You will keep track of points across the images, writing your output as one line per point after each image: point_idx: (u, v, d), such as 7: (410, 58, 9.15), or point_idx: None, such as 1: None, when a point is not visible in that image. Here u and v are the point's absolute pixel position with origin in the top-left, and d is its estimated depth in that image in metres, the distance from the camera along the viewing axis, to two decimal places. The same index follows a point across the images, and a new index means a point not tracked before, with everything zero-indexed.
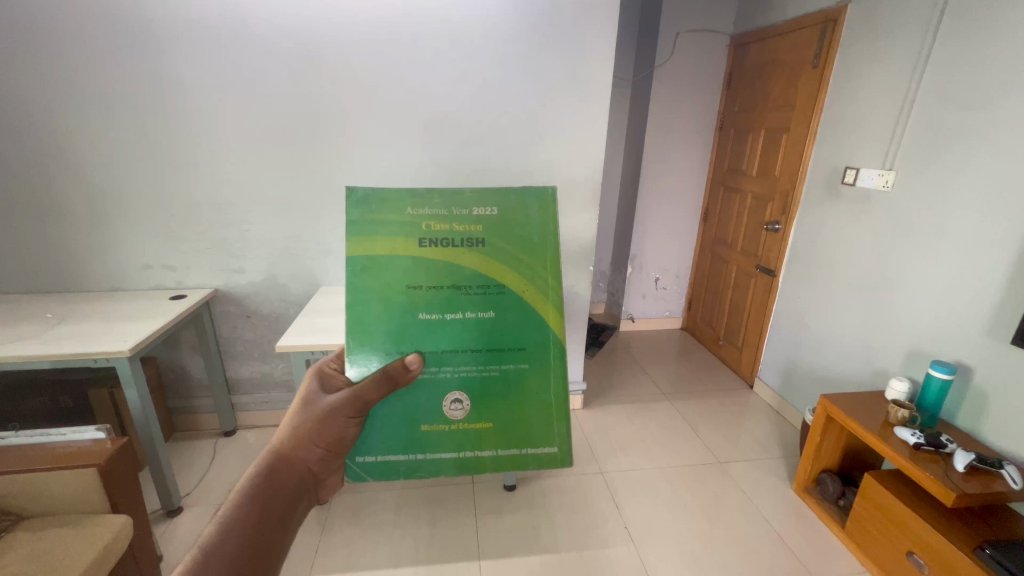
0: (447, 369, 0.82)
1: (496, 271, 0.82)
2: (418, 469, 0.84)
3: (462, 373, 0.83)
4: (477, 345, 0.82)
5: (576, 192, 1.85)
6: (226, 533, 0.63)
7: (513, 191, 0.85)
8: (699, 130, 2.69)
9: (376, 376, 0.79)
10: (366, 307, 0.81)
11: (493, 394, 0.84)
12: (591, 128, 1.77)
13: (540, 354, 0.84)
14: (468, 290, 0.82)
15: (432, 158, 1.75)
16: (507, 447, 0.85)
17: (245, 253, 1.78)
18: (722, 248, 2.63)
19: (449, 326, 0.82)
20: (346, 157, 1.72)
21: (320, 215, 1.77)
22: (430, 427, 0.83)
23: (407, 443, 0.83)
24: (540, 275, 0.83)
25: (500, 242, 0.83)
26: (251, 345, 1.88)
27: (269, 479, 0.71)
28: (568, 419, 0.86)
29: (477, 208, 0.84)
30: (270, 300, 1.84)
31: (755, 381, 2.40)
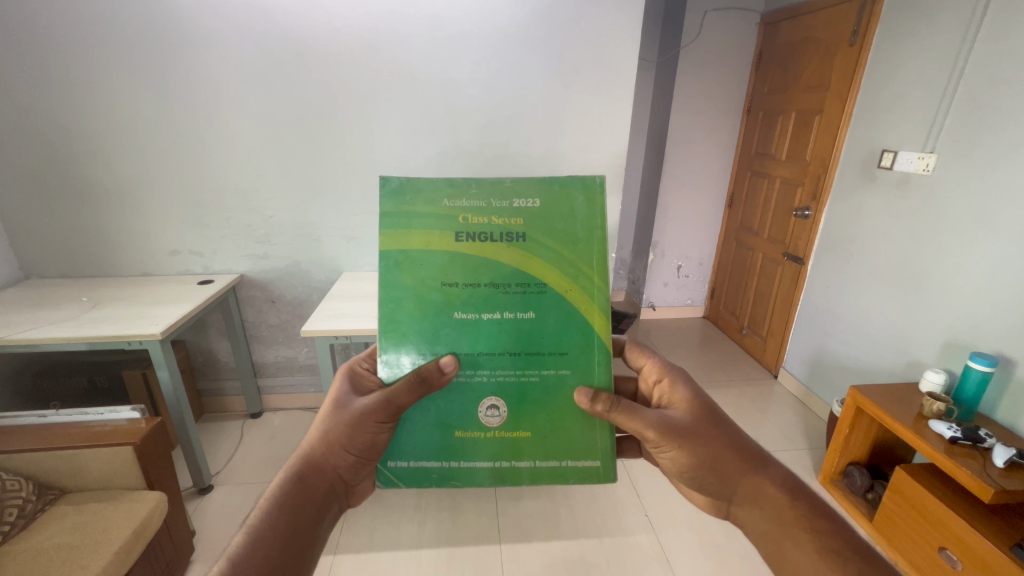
0: (483, 371, 0.83)
1: (537, 269, 0.82)
2: (453, 477, 0.85)
3: (499, 377, 0.84)
4: (515, 347, 0.83)
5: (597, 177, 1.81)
6: (256, 537, 0.71)
7: (557, 181, 0.83)
8: (726, 113, 2.60)
9: (409, 378, 0.80)
10: (399, 304, 0.81)
11: (530, 401, 0.85)
12: (612, 112, 1.73)
13: (582, 359, 0.83)
14: (507, 288, 0.82)
15: (451, 143, 1.74)
16: (544, 457, 0.86)
17: (269, 238, 1.80)
18: (748, 235, 2.56)
19: (486, 327, 0.82)
20: (366, 143, 1.71)
21: (341, 201, 1.78)
22: (466, 433, 0.85)
23: (442, 449, 0.85)
24: (583, 273, 0.82)
25: (543, 236, 0.82)
26: (276, 330, 1.91)
27: (299, 485, 0.78)
28: (612, 432, 0.87)
29: (517, 200, 0.83)
30: (294, 285, 1.87)
31: (779, 371, 2.35)
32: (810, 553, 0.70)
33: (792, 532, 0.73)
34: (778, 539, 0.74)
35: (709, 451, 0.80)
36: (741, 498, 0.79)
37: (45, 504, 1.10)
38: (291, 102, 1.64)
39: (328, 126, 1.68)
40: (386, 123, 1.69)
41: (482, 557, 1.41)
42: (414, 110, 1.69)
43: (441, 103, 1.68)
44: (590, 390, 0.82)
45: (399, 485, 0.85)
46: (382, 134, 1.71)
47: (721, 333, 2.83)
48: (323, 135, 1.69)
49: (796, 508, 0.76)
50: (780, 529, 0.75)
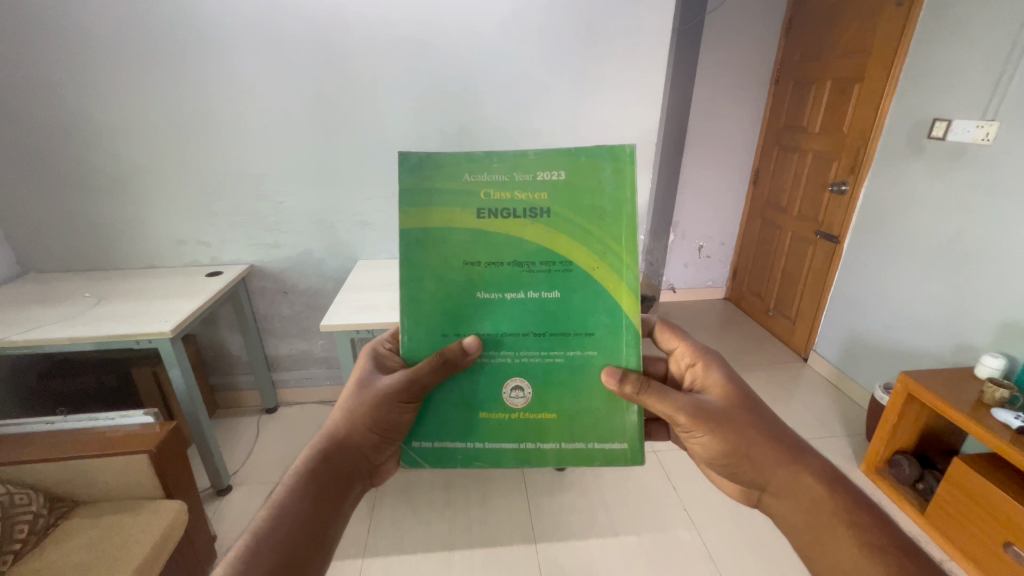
0: (506, 350, 0.88)
1: (561, 246, 0.84)
2: (476, 456, 0.91)
3: (524, 357, 0.88)
4: (539, 326, 0.87)
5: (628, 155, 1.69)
6: (281, 514, 0.77)
7: (584, 151, 0.83)
8: (753, 83, 2.47)
9: (434, 360, 0.85)
10: (423, 285, 0.85)
11: (554, 382, 0.89)
12: (641, 85, 1.61)
13: (609, 339, 0.87)
14: (530, 266, 0.85)
15: (472, 119, 1.62)
16: (565, 435, 0.91)
17: (280, 226, 1.69)
18: (775, 213, 2.45)
19: (508, 307, 0.86)
20: (380, 121, 1.60)
21: (355, 185, 1.67)
22: (491, 412, 0.91)
23: (468, 428, 0.90)
24: (610, 250, 0.84)
25: (569, 210, 0.84)
26: (289, 321, 1.78)
27: (322, 464, 0.84)
28: (642, 412, 0.90)
29: (542, 172, 0.84)
30: (307, 275, 1.74)
31: (809, 354, 2.26)
32: (849, 547, 0.70)
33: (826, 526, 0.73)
34: (818, 533, 0.74)
35: (739, 435, 0.82)
36: (775, 488, 0.79)
37: (57, 518, 1.04)
38: (299, 77, 1.52)
39: (340, 102, 1.56)
40: (401, 98, 1.57)
41: (518, 559, 1.35)
42: (433, 84, 1.57)
43: (462, 75, 1.56)
44: (617, 373, 0.86)
45: (424, 465, 0.91)
46: (396, 111, 1.59)
47: (744, 315, 2.74)
48: (335, 113, 1.57)
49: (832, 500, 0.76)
50: (814, 522, 0.75)
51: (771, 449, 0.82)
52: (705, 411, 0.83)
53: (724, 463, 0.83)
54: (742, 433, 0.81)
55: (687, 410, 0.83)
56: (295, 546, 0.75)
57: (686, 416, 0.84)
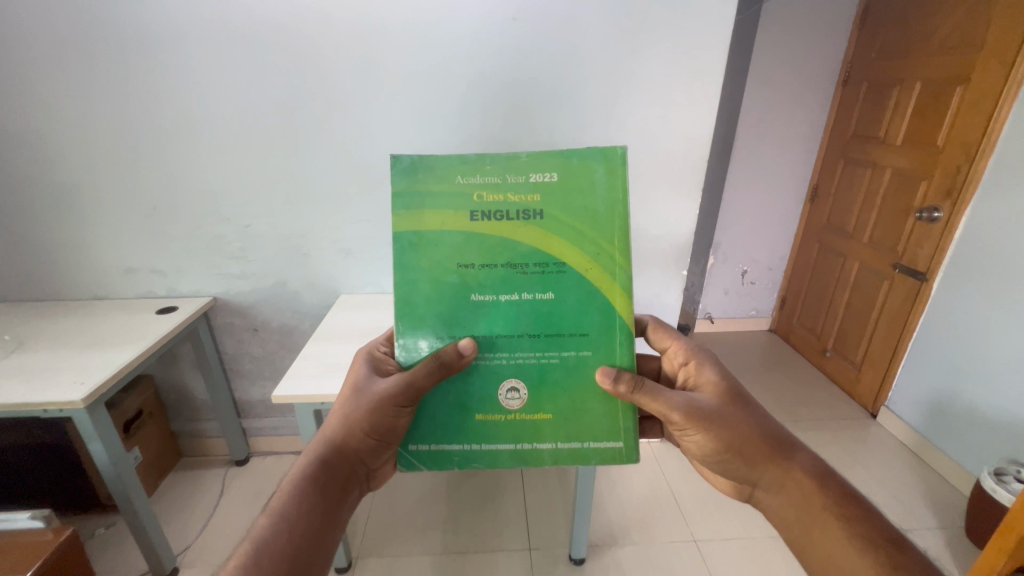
0: (501, 349, 0.99)
1: (554, 248, 0.96)
2: (472, 454, 1.00)
3: (518, 357, 0.99)
4: (534, 324, 0.98)
5: (670, 172, 1.38)
6: (286, 518, 0.88)
7: (576, 156, 0.97)
8: (814, 85, 2.13)
9: (432, 362, 0.94)
10: (418, 288, 0.97)
11: (548, 383, 1.00)
12: (692, 86, 1.29)
13: (599, 338, 0.98)
14: (522, 266, 0.97)
15: (477, 124, 1.32)
16: (556, 435, 1.01)
17: (246, 254, 1.41)
18: (839, 238, 2.11)
19: (503, 308, 0.98)
20: (368, 128, 1.30)
21: (335, 205, 1.38)
22: (489, 414, 1.00)
23: (467, 427, 1.00)
24: (600, 252, 0.97)
25: (561, 211, 0.97)
26: (261, 362, 1.51)
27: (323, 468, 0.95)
28: (632, 417, 1.00)
29: (535, 176, 0.97)
30: (281, 311, 1.47)
31: (880, 410, 1.91)
32: (840, 541, 0.83)
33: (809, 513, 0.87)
34: (805, 524, 0.88)
35: (730, 432, 0.94)
36: (765, 482, 0.93)
37: None
38: (269, 73, 1.24)
39: (316, 100, 1.26)
40: (393, 100, 1.28)
41: None
42: (434, 84, 1.27)
43: (464, 68, 1.26)
44: (613, 375, 0.95)
45: (421, 466, 1.00)
46: (390, 116, 1.30)
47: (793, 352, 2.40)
48: (315, 118, 1.28)
49: (823, 496, 0.89)
50: (803, 512, 0.88)
51: (762, 446, 0.94)
52: (704, 412, 0.95)
53: (718, 457, 0.95)
54: (735, 432, 0.94)
55: (681, 409, 0.94)
56: (299, 548, 0.86)
57: (681, 414, 0.95)
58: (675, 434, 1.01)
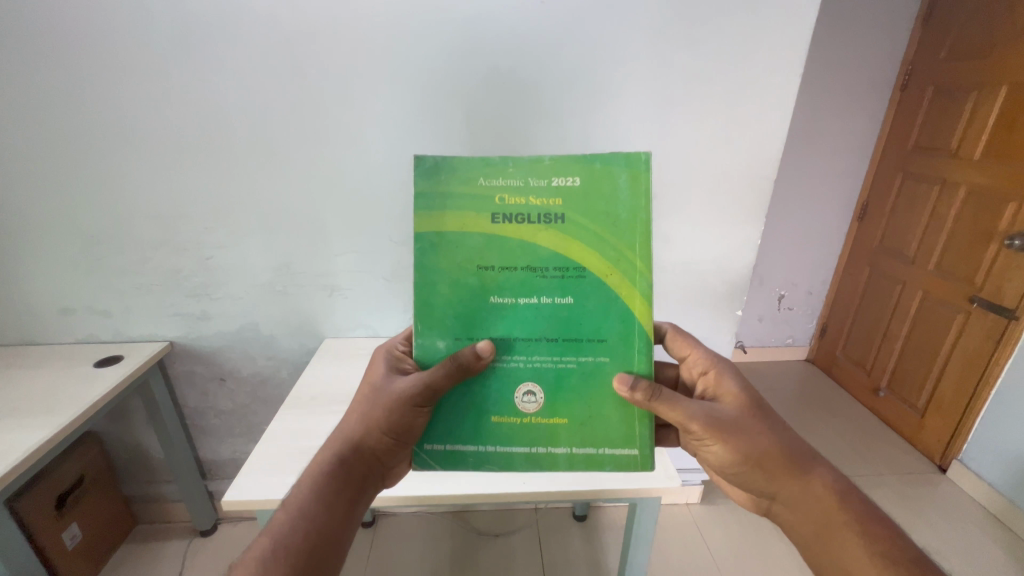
0: (520, 348, 0.79)
1: (575, 252, 0.77)
2: (487, 455, 0.81)
3: (536, 358, 0.80)
4: (551, 322, 0.78)
5: (750, 193, 1.06)
6: (292, 530, 0.72)
7: (597, 157, 0.76)
8: (866, 94, 1.92)
9: (449, 364, 0.75)
10: (433, 290, 0.78)
11: (569, 389, 0.81)
12: (786, 83, 0.96)
13: (616, 341, 0.78)
14: (543, 269, 0.77)
15: (499, 129, 0.97)
16: (571, 439, 0.81)
17: (209, 292, 1.06)
18: (896, 262, 1.89)
19: (521, 309, 0.78)
20: (354, 132, 0.96)
21: (327, 232, 1.04)
22: (505, 413, 0.81)
23: (472, 430, 0.81)
24: (620, 255, 0.76)
25: (582, 220, 0.76)
26: (230, 419, 1.21)
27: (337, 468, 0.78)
28: (649, 422, 0.82)
29: (557, 179, 0.76)
30: (253, 357, 1.14)
31: (950, 464, 1.68)
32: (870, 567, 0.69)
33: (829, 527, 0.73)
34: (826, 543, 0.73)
35: (750, 444, 0.77)
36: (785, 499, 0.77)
37: None
38: (217, 58, 0.89)
39: (294, 93, 0.92)
40: (387, 96, 0.94)
41: None
42: (443, 73, 0.92)
43: (484, 53, 0.91)
44: (631, 379, 0.77)
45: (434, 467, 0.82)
46: (384, 117, 0.95)
47: (838, 387, 2.16)
48: (285, 118, 0.94)
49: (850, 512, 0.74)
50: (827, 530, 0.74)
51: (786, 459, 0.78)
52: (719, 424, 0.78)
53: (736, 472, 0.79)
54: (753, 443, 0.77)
55: (699, 419, 0.77)
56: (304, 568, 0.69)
57: (698, 424, 0.78)
58: (691, 445, 0.84)
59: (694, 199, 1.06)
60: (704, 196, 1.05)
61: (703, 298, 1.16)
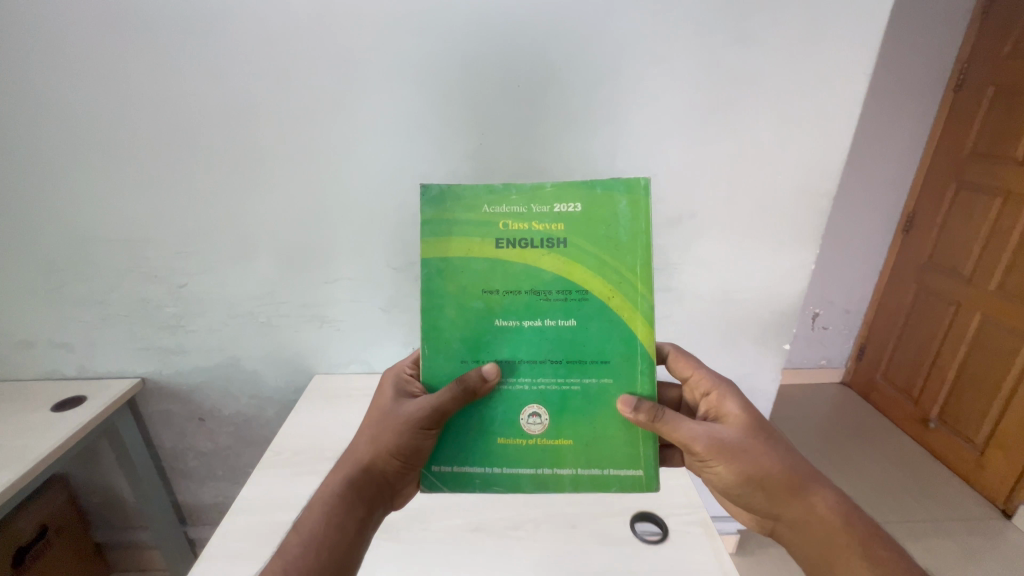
0: (524, 372, 0.64)
1: (582, 280, 0.62)
2: (496, 479, 0.65)
3: (541, 381, 0.64)
4: (559, 353, 0.64)
5: (806, 212, 0.91)
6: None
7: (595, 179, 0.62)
8: (913, 97, 1.76)
9: (457, 387, 0.62)
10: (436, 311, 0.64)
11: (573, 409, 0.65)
12: (853, 84, 0.81)
13: (621, 365, 0.63)
14: (546, 294, 0.63)
15: (515, 139, 0.84)
16: (578, 461, 0.65)
17: (182, 323, 0.94)
18: (949, 280, 1.71)
19: (530, 338, 0.63)
20: (347, 145, 0.83)
21: (313, 256, 0.91)
22: (511, 436, 0.65)
23: (476, 454, 0.65)
24: (626, 284, 0.62)
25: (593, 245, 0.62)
26: (211, 462, 1.08)
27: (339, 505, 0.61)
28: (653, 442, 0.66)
29: (561, 206, 0.62)
30: (234, 395, 1.02)
31: (1017, 509, 1.48)
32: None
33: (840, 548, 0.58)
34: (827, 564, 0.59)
35: (757, 467, 0.63)
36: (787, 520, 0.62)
37: None
38: (190, 60, 0.76)
39: (272, 101, 0.79)
40: (385, 103, 0.80)
41: None
42: (450, 76, 0.79)
43: (500, 51, 0.78)
44: (634, 400, 0.62)
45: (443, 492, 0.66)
46: (382, 127, 0.82)
47: (879, 414, 1.97)
48: (267, 128, 0.81)
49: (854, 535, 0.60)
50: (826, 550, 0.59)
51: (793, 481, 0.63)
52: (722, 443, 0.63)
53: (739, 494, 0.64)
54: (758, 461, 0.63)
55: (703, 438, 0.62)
56: None
57: (702, 445, 0.63)
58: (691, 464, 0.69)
59: (743, 219, 0.90)
60: (753, 216, 0.90)
61: (747, 330, 1.00)
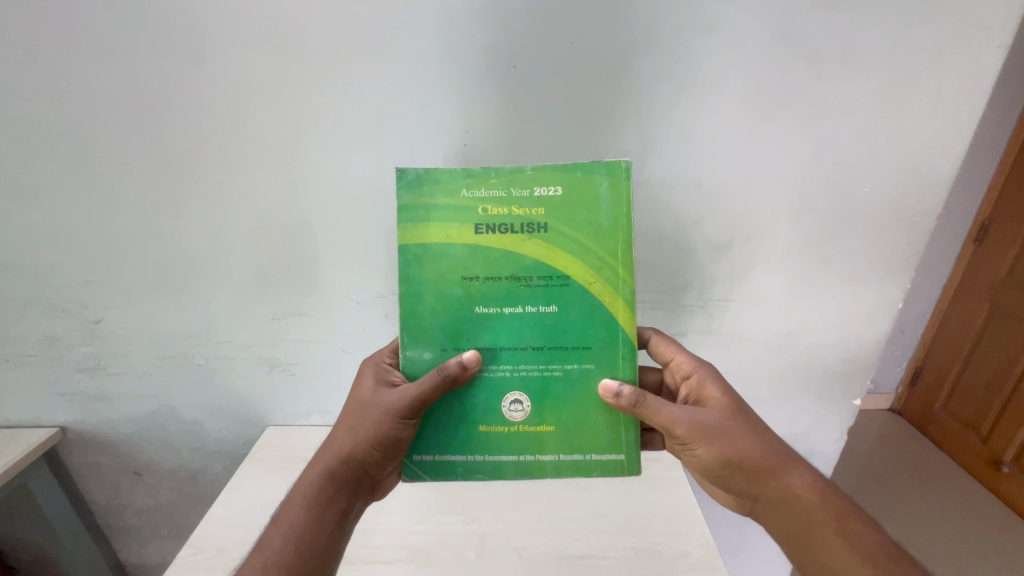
0: (505, 365, 0.57)
1: (564, 267, 0.55)
2: (476, 466, 0.58)
3: (522, 373, 0.57)
4: (542, 345, 0.57)
5: (898, 233, 0.68)
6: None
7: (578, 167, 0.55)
8: None
9: (432, 380, 0.55)
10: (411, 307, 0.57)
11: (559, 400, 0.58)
12: (980, 67, 0.59)
13: (606, 354, 0.57)
14: (527, 281, 0.56)
15: (512, 137, 0.63)
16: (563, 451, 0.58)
17: (102, 365, 0.76)
18: None
19: (511, 330, 0.56)
20: (292, 145, 0.64)
21: (256, 288, 0.72)
22: (491, 425, 0.58)
23: (453, 440, 0.58)
24: (611, 269, 0.55)
25: (575, 226, 0.55)
26: (153, 519, 0.91)
27: (315, 505, 0.54)
28: (635, 428, 0.58)
29: (542, 187, 0.54)
30: (174, 446, 0.84)
31: None
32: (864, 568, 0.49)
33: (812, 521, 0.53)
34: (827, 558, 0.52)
35: (744, 451, 0.55)
36: (778, 508, 0.55)
37: None
38: (86, 39, 0.58)
39: (196, 93, 0.61)
40: (343, 92, 0.61)
41: None
42: (424, 52, 0.59)
43: (489, 18, 0.57)
44: (616, 385, 0.56)
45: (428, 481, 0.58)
46: (336, 122, 0.62)
47: None
48: (190, 124, 0.63)
49: (858, 518, 0.53)
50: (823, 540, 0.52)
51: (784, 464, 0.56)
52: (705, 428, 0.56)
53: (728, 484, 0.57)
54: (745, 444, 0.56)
55: (683, 422, 0.55)
56: None
57: (682, 429, 0.56)
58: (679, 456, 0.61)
59: (812, 244, 0.69)
60: (826, 239, 0.69)
61: (809, 381, 0.78)
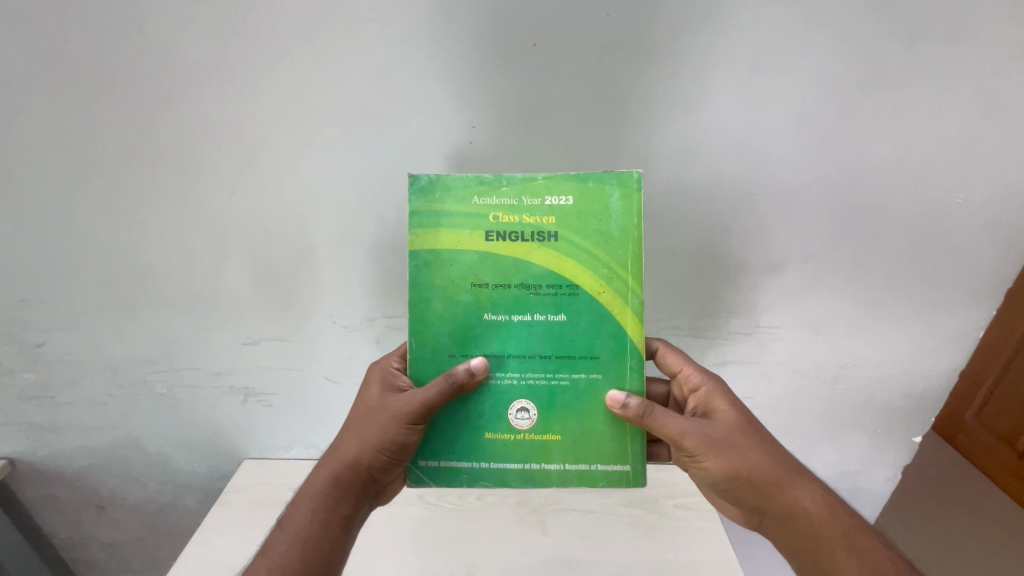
0: (512, 372, 0.46)
1: (574, 277, 0.45)
2: (483, 475, 0.47)
3: (529, 381, 0.46)
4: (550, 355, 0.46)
5: (990, 255, 0.57)
6: None
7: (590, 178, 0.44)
8: None
9: (441, 388, 0.44)
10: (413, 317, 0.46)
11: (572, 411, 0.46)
12: None
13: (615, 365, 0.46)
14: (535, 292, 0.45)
15: (528, 134, 0.52)
16: (572, 461, 0.47)
17: (54, 394, 0.66)
18: None
19: (518, 338, 0.45)
20: (262, 141, 0.53)
21: (225, 306, 0.61)
22: (498, 433, 0.46)
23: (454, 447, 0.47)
24: (621, 278, 0.44)
25: (584, 232, 0.44)
26: (120, 555, 0.82)
27: (319, 513, 0.46)
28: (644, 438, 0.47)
29: (553, 196, 0.44)
30: (140, 479, 0.74)
31: None
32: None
33: (828, 545, 0.43)
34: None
35: (759, 466, 0.45)
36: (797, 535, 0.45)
37: None
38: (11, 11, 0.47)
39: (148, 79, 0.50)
40: (324, 77, 0.50)
41: None
42: (423, 30, 0.48)
43: None
44: (622, 396, 0.45)
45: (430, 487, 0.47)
46: (315, 114, 0.51)
47: None
48: (139, 116, 0.52)
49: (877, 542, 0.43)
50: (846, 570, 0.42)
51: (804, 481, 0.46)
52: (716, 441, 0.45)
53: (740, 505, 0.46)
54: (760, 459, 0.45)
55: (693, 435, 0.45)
56: None
57: (691, 443, 0.45)
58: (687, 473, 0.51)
59: (885, 265, 0.58)
60: (898, 258, 0.58)
61: (864, 418, 0.68)
